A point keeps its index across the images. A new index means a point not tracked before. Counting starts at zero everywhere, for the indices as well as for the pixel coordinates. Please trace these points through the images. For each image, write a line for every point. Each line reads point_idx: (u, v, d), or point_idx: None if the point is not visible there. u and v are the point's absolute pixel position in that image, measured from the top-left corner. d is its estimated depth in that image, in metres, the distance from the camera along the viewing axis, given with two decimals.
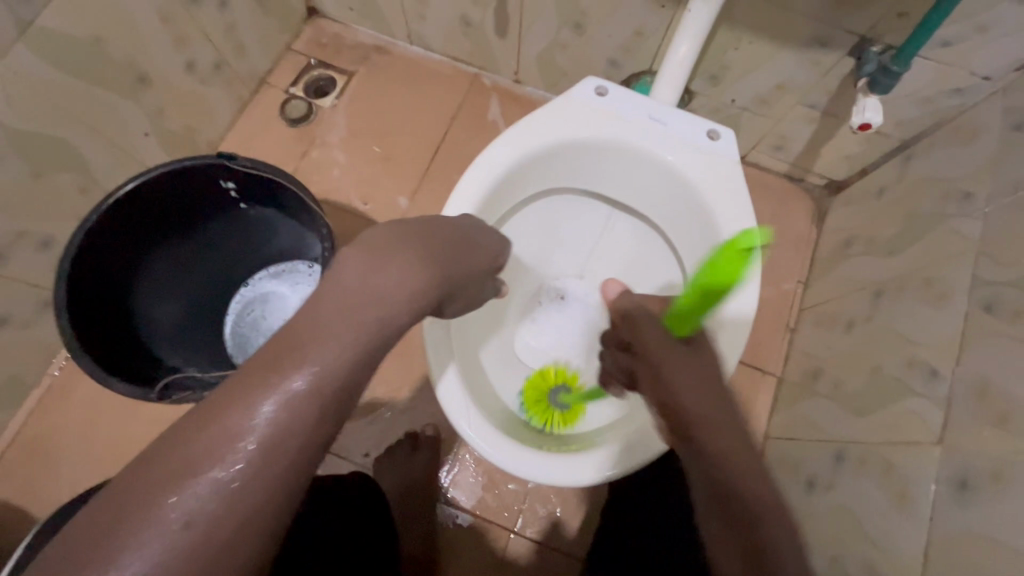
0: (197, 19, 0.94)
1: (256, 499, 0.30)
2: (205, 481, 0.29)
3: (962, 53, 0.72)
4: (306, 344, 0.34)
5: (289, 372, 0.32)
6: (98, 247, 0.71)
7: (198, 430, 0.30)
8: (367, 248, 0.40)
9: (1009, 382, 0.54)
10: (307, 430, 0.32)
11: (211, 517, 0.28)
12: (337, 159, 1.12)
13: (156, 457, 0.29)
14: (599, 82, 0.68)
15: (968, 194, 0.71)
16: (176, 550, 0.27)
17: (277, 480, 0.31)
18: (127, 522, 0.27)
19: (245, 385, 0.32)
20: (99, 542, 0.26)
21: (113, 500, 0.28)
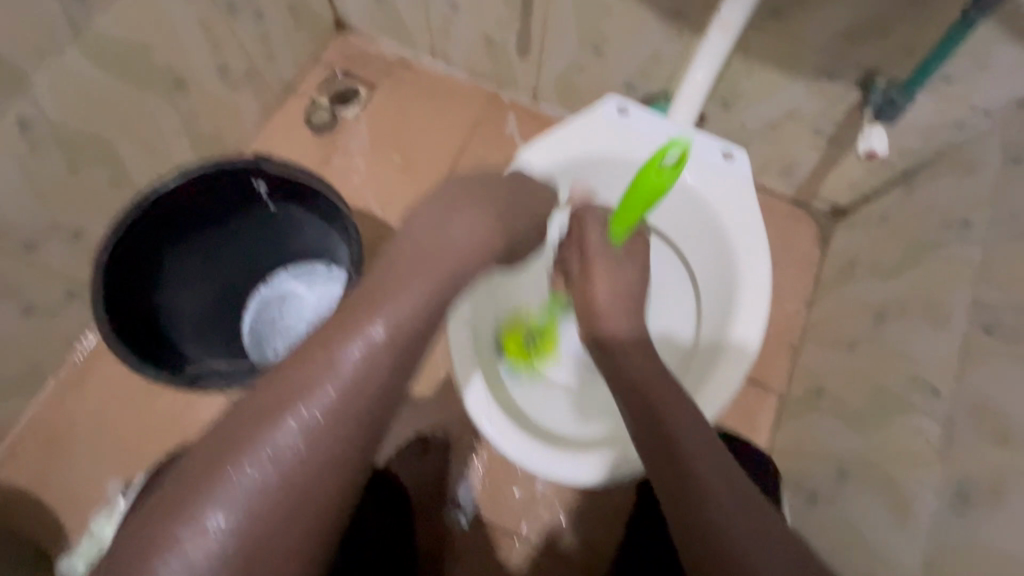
0: (234, 28, 0.98)
1: (336, 429, 0.39)
2: (298, 412, 0.39)
3: (965, 89, 0.76)
4: (379, 308, 0.42)
5: (363, 328, 0.41)
6: (136, 240, 0.75)
7: (286, 385, 0.39)
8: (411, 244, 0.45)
9: (1008, 400, 0.56)
10: (370, 390, 0.41)
11: (297, 453, 0.38)
12: (358, 166, 1.16)
13: (262, 394, 0.40)
14: (620, 102, 0.72)
15: (968, 222, 0.74)
16: (274, 473, 0.38)
17: (354, 415, 0.40)
18: (233, 447, 0.37)
19: (330, 339, 0.41)
20: (226, 454, 0.37)
21: (226, 430, 0.38)
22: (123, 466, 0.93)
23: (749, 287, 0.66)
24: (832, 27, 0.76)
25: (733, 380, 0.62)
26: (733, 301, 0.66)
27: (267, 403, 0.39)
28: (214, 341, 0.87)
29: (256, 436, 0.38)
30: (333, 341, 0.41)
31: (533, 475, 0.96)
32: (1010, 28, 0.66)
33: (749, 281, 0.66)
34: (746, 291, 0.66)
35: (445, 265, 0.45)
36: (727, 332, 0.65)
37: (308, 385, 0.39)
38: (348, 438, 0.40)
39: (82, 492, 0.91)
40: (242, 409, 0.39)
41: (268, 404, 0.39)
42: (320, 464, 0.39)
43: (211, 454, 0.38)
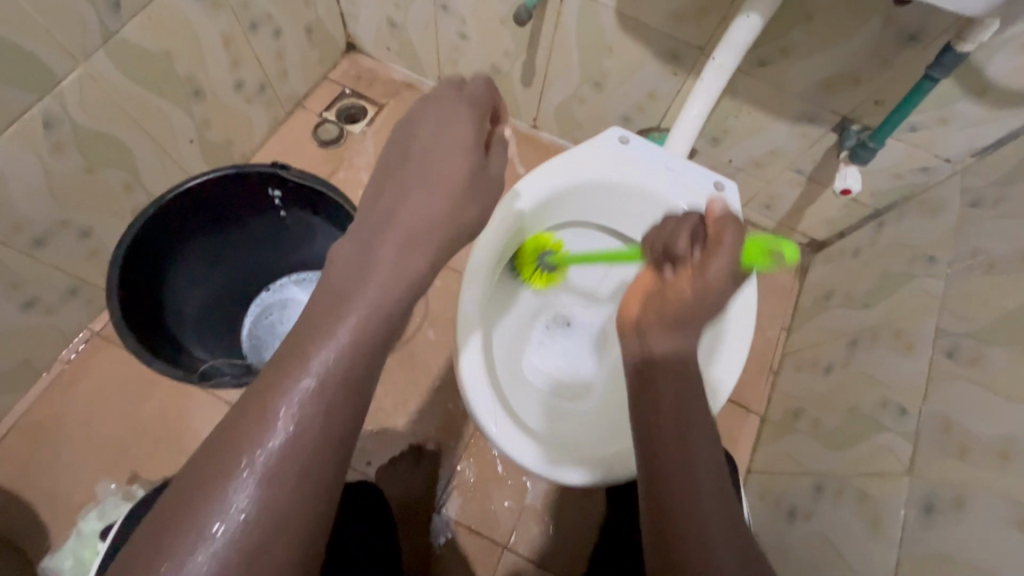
0: (253, 43, 1.02)
1: (314, 445, 0.37)
2: (274, 436, 0.36)
3: (928, 138, 0.84)
4: (336, 313, 0.40)
5: (327, 335, 0.39)
6: (149, 240, 0.77)
7: (251, 413, 0.37)
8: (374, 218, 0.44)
9: (968, 419, 0.61)
10: (343, 403, 0.39)
11: (276, 475, 0.36)
12: (363, 181, 1.20)
13: (231, 425, 0.37)
14: (622, 132, 0.77)
15: (932, 258, 0.81)
16: (251, 502, 0.35)
17: (332, 425, 0.38)
18: (210, 483, 0.35)
19: (291, 352, 0.39)
20: (201, 489, 0.35)
21: (193, 471, 0.36)
22: (109, 466, 0.92)
23: (732, 325, 0.70)
24: (812, 76, 0.84)
25: (714, 403, 0.66)
26: (716, 340, 0.71)
27: (233, 435, 0.37)
28: (217, 341, 0.89)
29: (223, 474, 0.35)
30: (298, 359, 0.38)
31: (523, 487, 0.98)
32: (967, 87, 0.75)
33: (734, 310, 0.71)
34: (732, 322, 0.71)
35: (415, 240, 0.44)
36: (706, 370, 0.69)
37: (274, 411, 0.37)
38: (321, 462, 0.37)
39: (65, 492, 0.90)
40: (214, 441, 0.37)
41: (232, 437, 0.36)
42: (294, 493, 0.36)
43: (180, 497, 0.35)
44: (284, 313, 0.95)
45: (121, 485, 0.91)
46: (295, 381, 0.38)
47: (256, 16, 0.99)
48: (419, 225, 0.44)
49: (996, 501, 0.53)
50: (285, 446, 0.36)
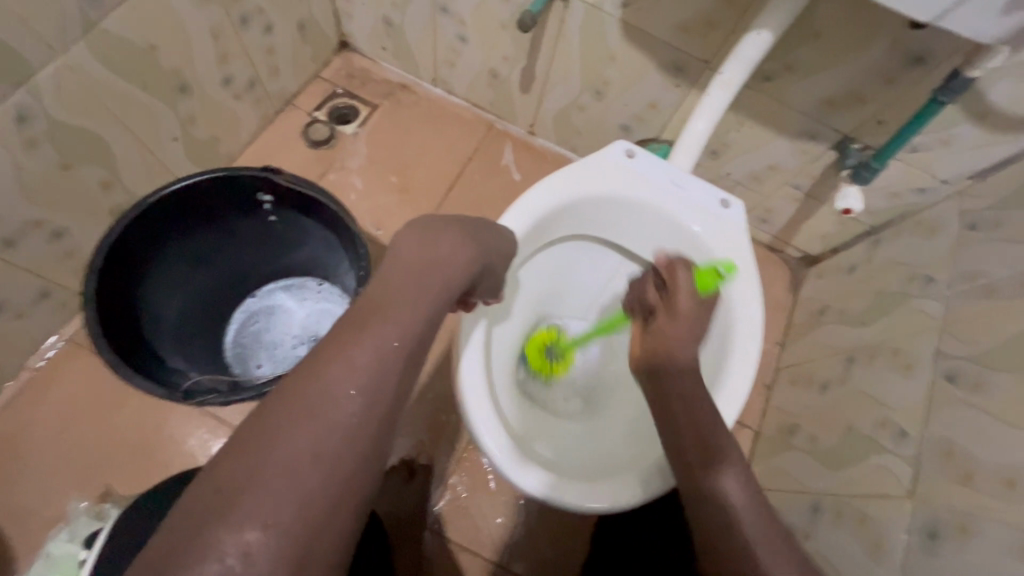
0: (242, 38, 0.98)
1: (367, 423, 0.40)
2: (333, 410, 0.39)
3: (927, 159, 0.84)
4: (389, 309, 0.46)
5: (380, 326, 0.44)
6: (131, 243, 0.73)
7: (303, 394, 0.39)
8: (428, 232, 0.54)
9: (971, 445, 0.61)
10: (386, 387, 0.42)
11: (332, 448, 0.37)
12: (355, 184, 1.16)
13: (285, 399, 0.39)
14: (628, 146, 0.76)
15: (930, 278, 0.81)
16: (307, 471, 0.36)
17: (382, 408, 0.41)
18: (265, 452, 0.35)
19: (346, 338, 0.43)
20: (255, 457, 0.35)
21: (242, 447, 0.36)
22: (79, 481, 0.87)
23: (741, 337, 0.69)
24: (815, 94, 0.84)
25: (724, 422, 0.63)
26: (724, 353, 0.69)
27: (284, 413, 0.37)
28: (200, 353, 0.85)
29: (277, 450, 0.36)
30: (345, 348, 0.42)
31: (516, 503, 0.96)
32: (969, 110, 0.75)
33: (741, 325, 0.69)
34: (740, 337, 0.69)
35: (452, 250, 0.53)
36: (716, 383, 0.68)
37: (325, 391, 0.39)
38: (366, 443, 0.39)
39: (31, 509, 0.85)
40: (269, 411, 0.38)
41: (286, 415, 0.37)
42: (344, 471, 0.37)
43: (229, 474, 0.34)
44: (269, 321, 0.92)
45: (92, 503, 0.86)
46: (349, 360, 0.41)
47: (247, 10, 0.95)
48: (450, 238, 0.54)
49: (1003, 530, 0.53)
50: (340, 421, 0.39)
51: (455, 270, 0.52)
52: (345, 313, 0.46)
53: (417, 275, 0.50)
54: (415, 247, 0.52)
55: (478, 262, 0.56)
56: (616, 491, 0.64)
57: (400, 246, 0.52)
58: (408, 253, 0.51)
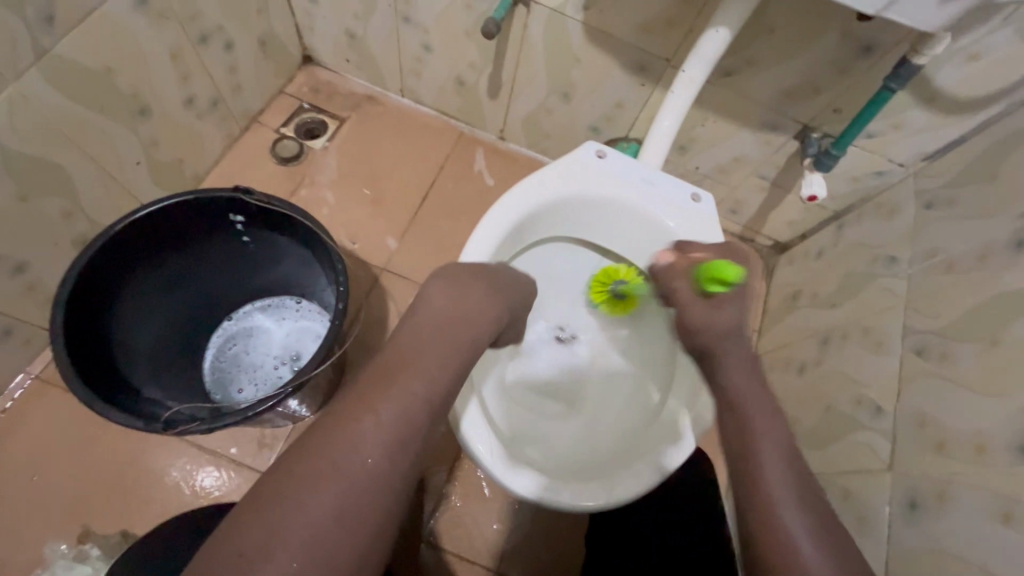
0: (202, 57, 0.96)
1: (387, 473, 0.45)
2: (354, 461, 0.44)
3: (882, 143, 0.88)
4: (416, 362, 0.52)
5: (407, 381, 0.50)
6: (99, 271, 0.71)
7: (331, 444, 0.45)
8: (465, 278, 0.63)
9: (943, 415, 0.64)
10: (411, 439, 0.48)
11: (351, 496, 0.43)
12: (327, 199, 1.15)
13: (312, 449, 0.44)
14: (599, 146, 0.76)
15: (893, 258, 0.85)
16: (328, 519, 0.41)
17: (403, 458, 0.46)
18: (290, 499, 0.41)
19: (372, 391, 0.49)
20: (281, 502, 0.41)
21: (273, 495, 0.41)
22: (56, 524, 0.84)
23: None
24: (774, 87, 0.86)
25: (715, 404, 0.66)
26: None
27: (309, 465, 0.43)
28: (176, 382, 0.83)
29: (309, 495, 0.42)
30: (374, 401, 0.48)
31: (511, 508, 0.96)
32: (918, 95, 0.79)
33: None
34: None
35: (483, 291, 0.62)
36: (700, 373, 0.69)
37: (352, 444, 0.45)
38: (381, 498, 0.44)
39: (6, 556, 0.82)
40: (297, 459, 0.44)
41: (313, 471, 0.43)
42: (362, 525, 0.43)
43: (254, 522, 0.40)
44: (246, 344, 0.90)
45: (72, 544, 0.83)
46: (375, 413, 0.47)
47: (206, 29, 0.94)
48: (489, 284, 0.63)
49: (979, 495, 0.55)
50: (361, 472, 0.44)
51: (489, 313, 0.61)
52: (374, 364, 0.52)
53: (443, 330, 0.57)
54: (450, 295, 0.60)
55: (506, 314, 0.63)
56: (612, 490, 0.64)
57: (436, 291, 0.60)
58: (442, 300, 0.59)
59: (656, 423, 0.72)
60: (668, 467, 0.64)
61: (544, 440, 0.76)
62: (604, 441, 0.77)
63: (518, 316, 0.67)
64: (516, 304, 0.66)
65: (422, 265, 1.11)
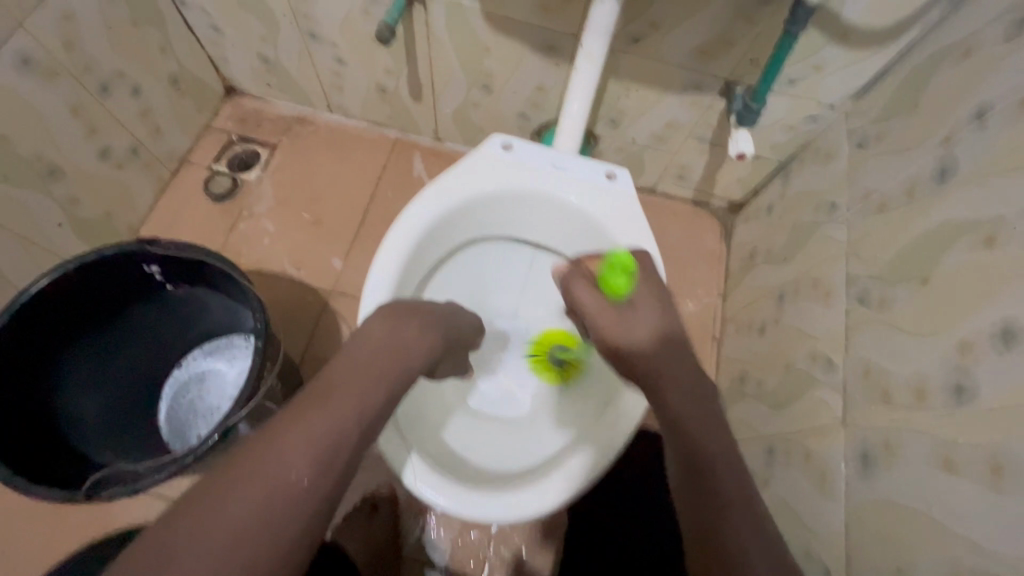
0: (109, 107, 0.94)
1: (316, 491, 0.41)
2: (280, 479, 0.40)
3: (807, 88, 0.85)
4: (349, 384, 0.48)
5: (339, 403, 0.46)
6: (17, 345, 0.70)
7: (255, 461, 0.40)
8: (407, 307, 0.59)
9: (885, 363, 0.61)
10: (341, 459, 0.43)
11: (274, 514, 0.38)
12: (267, 229, 1.13)
13: (236, 467, 0.40)
14: (505, 139, 0.74)
15: (833, 204, 0.82)
16: (246, 538, 0.36)
17: (334, 477, 0.42)
18: (206, 516, 0.36)
19: (302, 411, 0.45)
20: (196, 521, 0.36)
21: (190, 513, 0.36)
22: None
23: None
24: (686, 46, 0.83)
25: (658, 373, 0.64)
26: None
27: (231, 481, 0.39)
28: (126, 438, 0.82)
29: (225, 511, 0.37)
30: (302, 418, 0.44)
31: None
32: (830, 33, 0.75)
33: None
34: None
35: (418, 314, 0.59)
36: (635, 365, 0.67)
37: (277, 462, 0.40)
38: (306, 513, 0.40)
39: None
40: (218, 477, 0.39)
41: (235, 483, 0.38)
42: (283, 545, 0.38)
43: (167, 540, 0.35)
44: (198, 391, 0.88)
45: None
46: (305, 430, 0.43)
47: (106, 78, 0.92)
48: (429, 313, 0.60)
49: (922, 444, 0.53)
50: (287, 488, 0.39)
51: (430, 342, 0.57)
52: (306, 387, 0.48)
53: (383, 357, 0.52)
54: (389, 321, 0.56)
55: (442, 345, 0.59)
56: (542, 497, 0.62)
57: (374, 320, 0.56)
58: (380, 325, 0.55)
59: (598, 415, 0.70)
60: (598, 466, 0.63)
61: (489, 449, 0.75)
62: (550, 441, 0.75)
63: (453, 346, 0.63)
64: (454, 332, 0.63)
65: None
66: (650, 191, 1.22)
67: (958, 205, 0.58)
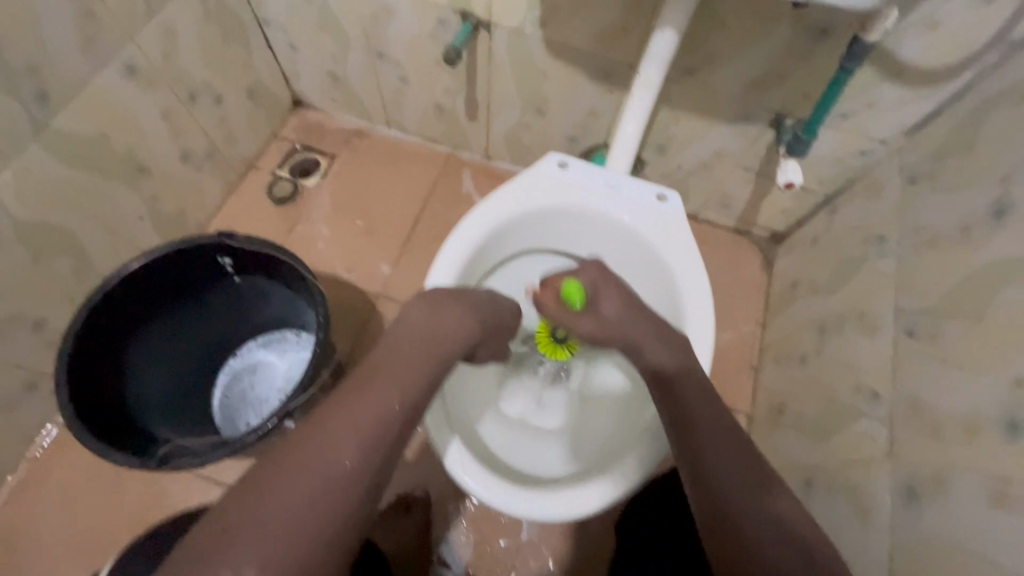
0: (194, 113, 1.03)
1: (365, 475, 0.42)
2: (331, 462, 0.41)
3: (859, 123, 0.86)
4: (391, 372, 0.49)
5: (382, 391, 0.47)
6: (101, 323, 0.76)
7: (307, 444, 0.41)
8: (443, 298, 0.60)
9: (935, 397, 0.61)
10: (385, 445, 0.44)
11: (328, 494, 0.39)
12: (322, 233, 1.19)
13: (286, 452, 0.41)
14: (561, 157, 0.78)
15: (882, 238, 0.82)
16: (304, 519, 0.38)
17: (381, 460, 0.43)
18: (265, 499, 0.37)
19: (349, 398, 0.46)
20: (255, 502, 0.37)
21: (249, 494, 0.38)
22: (89, 561, 0.91)
23: (693, 333, 0.68)
24: (739, 79, 0.86)
25: None
26: None
27: (285, 464, 0.40)
28: (185, 418, 0.87)
29: (285, 491, 0.38)
30: (349, 404, 0.45)
31: (519, 522, 0.96)
32: (885, 72, 0.77)
33: (691, 306, 0.70)
34: (689, 321, 0.70)
35: (454, 303, 0.60)
36: None
37: (328, 443, 0.42)
38: (358, 494, 0.41)
39: None
40: (270, 462, 0.40)
41: (289, 465, 0.40)
42: (337, 519, 0.39)
43: (231, 515, 0.36)
44: (249, 382, 0.94)
45: None
46: (351, 416, 0.44)
47: (194, 87, 1.01)
48: (469, 305, 0.61)
49: (974, 478, 0.53)
50: (338, 471, 0.41)
51: (465, 330, 0.58)
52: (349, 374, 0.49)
53: (421, 344, 0.54)
54: (426, 312, 0.57)
55: (480, 330, 0.60)
56: (581, 500, 0.64)
57: (412, 308, 0.58)
58: (418, 316, 0.57)
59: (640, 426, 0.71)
60: (638, 475, 0.64)
61: (523, 452, 0.77)
62: (584, 451, 0.77)
63: (494, 334, 0.64)
64: (495, 320, 0.64)
65: (416, 288, 1.14)
66: (692, 218, 1.24)
67: (1014, 244, 0.59)
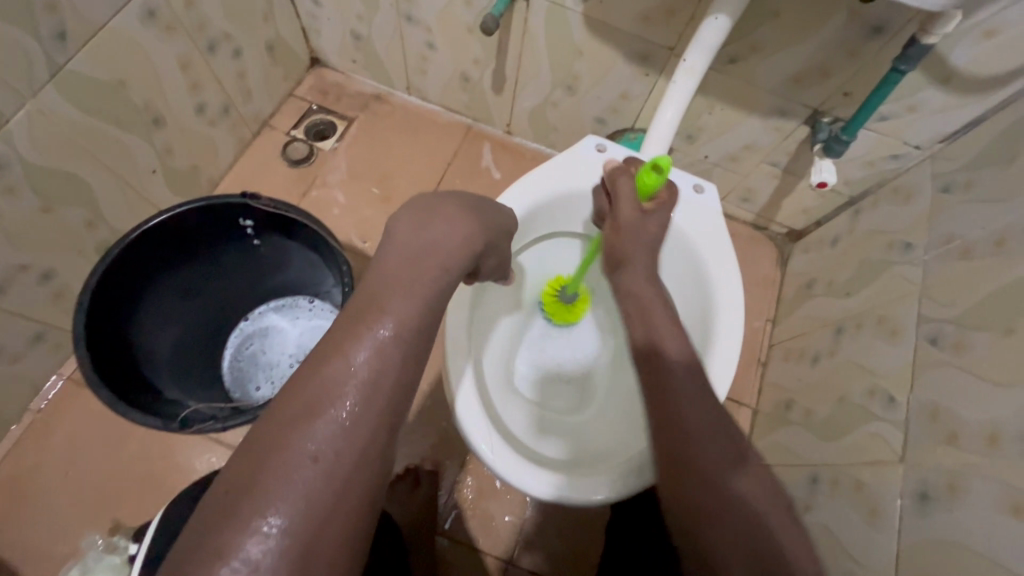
0: (211, 64, 0.98)
1: (368, 420, 0.36)
2: (328, 415, 0.35)
3: (898, 126, 0.85)
4: (384, 298, 0.41)
5: (375, 321, 0.39)
6: (113, 277, 0.73)
7: (302, 395, 0.36)
8: (431, 202, 0.48)
9: (954, 406, 0.62)
10: (389, 383, 0.38)
11: (333, 447, 0.34)
12: (337, 199, 1.17)
13: (281, 406, 0.36)
14: (600, 141, 0.77)
15: (908, 244, 0.82)
16: (312, 478, 0.33)
17: (386, 401, 0.38)
18: (265, 462, 0.33)
19: (340, 337, 0.39)
20: (256, 468, 0.32)
21: (251, 454, 0.33)
22: (93, 516, 0.90)
23: (724, 322, 0.69)
24: (781, 72, 0.84)
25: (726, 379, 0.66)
26: (708, 334, 0.70)
27: (280, 420, 0.35)
28: (193, 373, 0.87)
29: (286, 452, 0.33)
30: (340, 346, 0.38)
31: (523, 499, 0.97)
32: (932, 75, 0.76)
33: (723, 298, 0.70)
34: (720, 316, 0.70)
35: (445, 205, 0.48)
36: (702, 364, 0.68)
37: (324, 392, 0.36)
38: (364, 439, 0.36)
39: (49, 546, 0.89)
40: (265, 421, 0.35)
41: (285, 421, 0.35)
42: (344, 471, 0.34)
43: (233, 478, 0.32)
44: (258, 346, 0.92)
45: (104, 536, 0.89)
46: (345, 359, 0.37)
47: (214, 36, 0.96)
48: (472, 214, 0.50)
49: (990, 487, 0.54)
50: (339, 420, 0.35)
51: (463, 240, 0.47)
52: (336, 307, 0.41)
53: (411, 264, 0.43)
54: (414, 221, 0.46)
55: (482, 240, 0.49)
56: (608, 482, 0.64)
57: (398, 219, 0.46)
58: (406, 226, 0.45)
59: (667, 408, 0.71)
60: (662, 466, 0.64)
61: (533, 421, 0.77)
62: (606, 430, 0.78)
63: (497, 236, 0.54)
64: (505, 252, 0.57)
65: None
66: None
67: None
